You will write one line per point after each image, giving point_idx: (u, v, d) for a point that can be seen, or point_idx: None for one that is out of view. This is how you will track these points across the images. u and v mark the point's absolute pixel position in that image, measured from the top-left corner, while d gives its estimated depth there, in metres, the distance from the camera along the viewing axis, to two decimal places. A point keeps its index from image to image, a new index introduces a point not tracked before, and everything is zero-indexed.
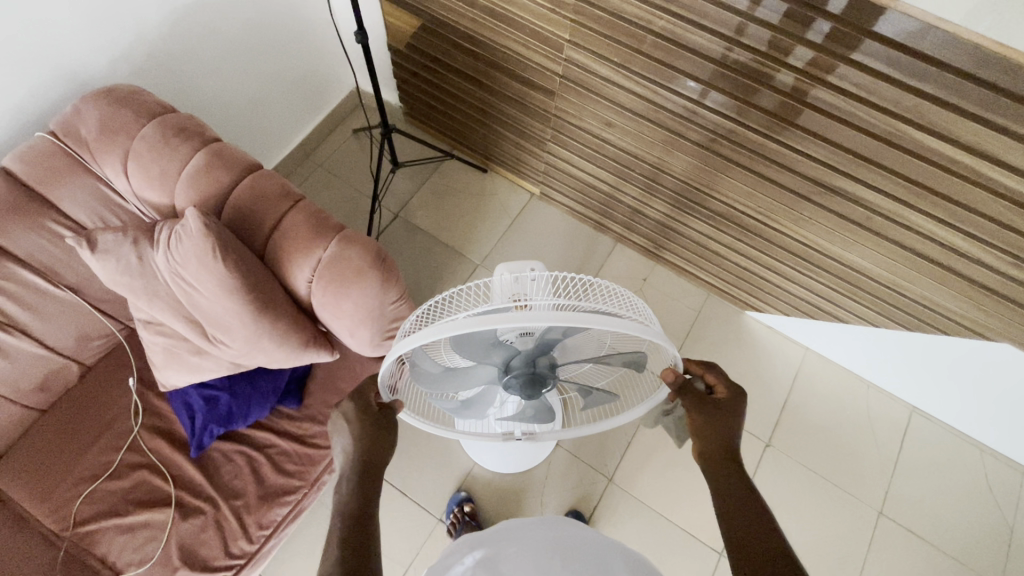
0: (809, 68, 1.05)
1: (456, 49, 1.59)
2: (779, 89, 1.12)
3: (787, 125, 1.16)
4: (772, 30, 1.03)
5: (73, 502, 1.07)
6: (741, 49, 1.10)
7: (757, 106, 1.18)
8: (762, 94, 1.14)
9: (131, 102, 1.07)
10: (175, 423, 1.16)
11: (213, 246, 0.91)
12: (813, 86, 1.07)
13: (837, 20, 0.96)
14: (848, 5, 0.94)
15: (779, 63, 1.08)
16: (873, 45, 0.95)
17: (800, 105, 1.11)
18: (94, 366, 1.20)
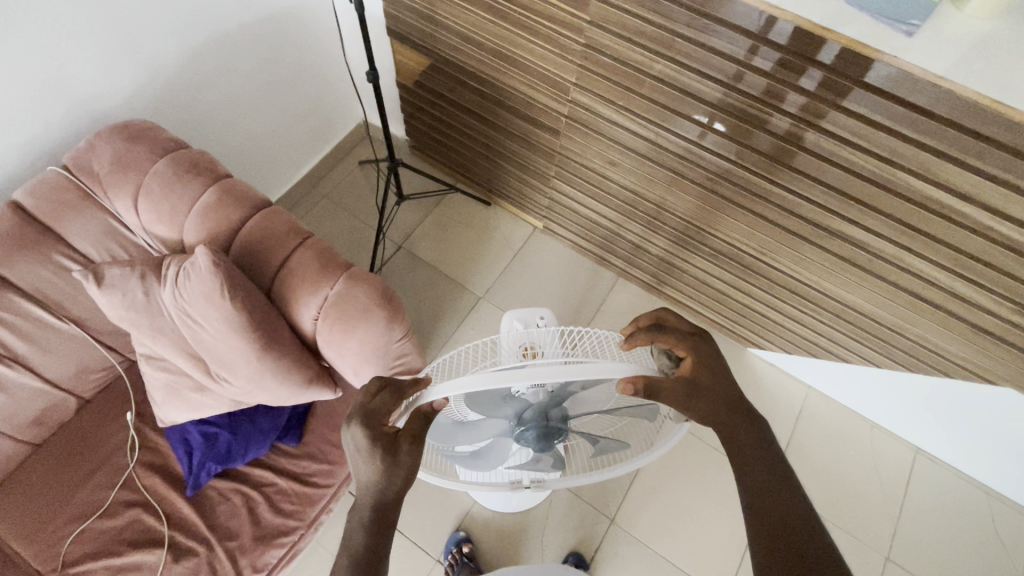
0: (803, 113, 1.08)
1: (462, 87, 1.63)
2: (778, 134, 1.14)
3: (786, 167, 1.18)
4: (768, 78, 1.06)
5: (62, 541, 1.04)
6: (739, 95, 1.13)
7: (754, 148, 1.20)
8: (759, 137, 1.16)
9: (145, 138, 1.09)
10: (171, 460, 1.14)
11: (221, 283, 0.92)
12: (808, 130, 1.09)
13: (830, 71, 0.99)
14: (839, 55, 0.96)
15: (774, 109, 1.11)
16: (867, 95, 0.98)
17: (796, 149, 1.14)
18: (91, 399, 1.18)
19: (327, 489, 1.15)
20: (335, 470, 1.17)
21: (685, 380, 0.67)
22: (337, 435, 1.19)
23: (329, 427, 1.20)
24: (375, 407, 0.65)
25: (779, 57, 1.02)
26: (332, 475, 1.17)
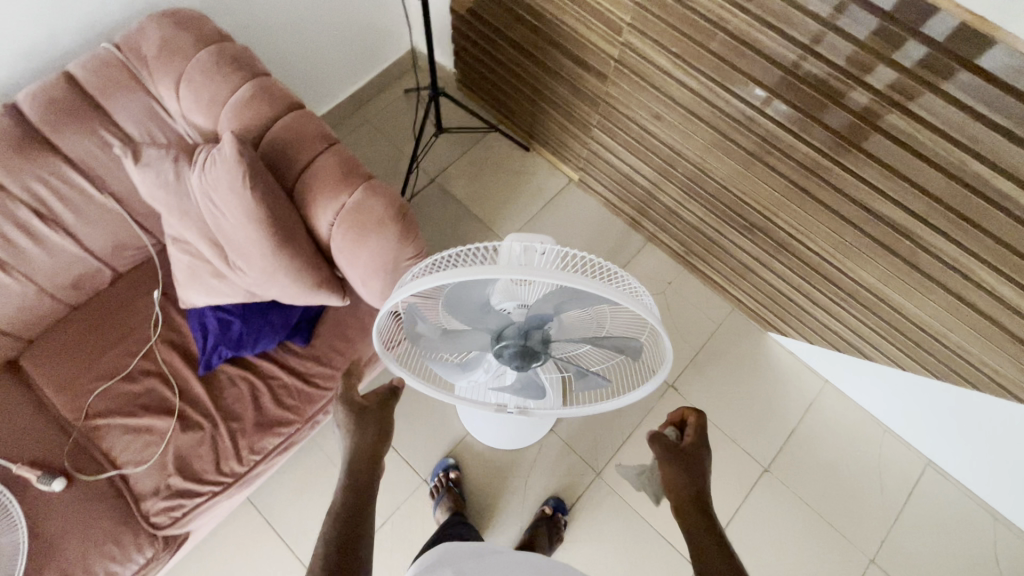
0: (889, 90, 0.98)
1: (517, 21, 1.57)
2: (852, 110, 1.05)
3: (853, 148, 1.10)
4: (856, 45, 0.98)
5: (87, 396, 1.15)
6: (816, 59, 1.04)
7: (822, 123, 1.12)
8: (831, 111, 1.08)
9: (194, 27, 1.11)
10: (189, 341, 1.22)
11: (244, 173, 0.94)
12: (887, 109, 1.00)
13: (934, 46, 0.90)
14: (954, 32, 0.88)
15: (854, 81, 1.02)
16: (964, 75, 0.89)
17: (868, 128, 1.05)
18: (124, 274, 1.26)
19: (327, 391, 1.21)
20: (335, 375, 1.22)
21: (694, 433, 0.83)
22: (342, 344, 1.24)
23: (336, 335, 1.24)
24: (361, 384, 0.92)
25: (877, 25, 0.94)
26: (333, 379, 1.22)
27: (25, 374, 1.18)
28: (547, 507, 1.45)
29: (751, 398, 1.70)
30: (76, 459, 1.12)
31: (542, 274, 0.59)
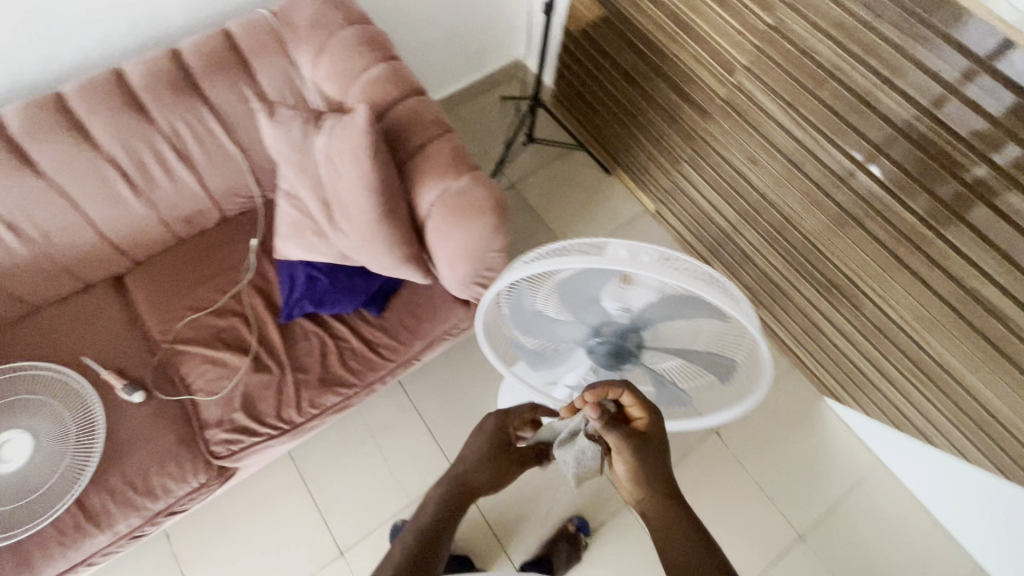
0: (1015, 170, 0.96)
1: (629, 47, 1.62)
2: (967, 182, 1.04)
3: (961, 223, 1.08)
4: (988, 119, 0.96)
5: (178, 324, 1.24)
6: (936, 128, 1.04)
7: (931, 192, 1.10)
8: (945, 183, 1.06)
9: (342, 7, 1.21)
10: (274, 290, 1.30)
11: (368, 143, 1.01)
12: (1009, 190, 0.98)
13: None
14: None
15: (977, 156, 1.00)
16: None
17: (981, 203, 1.03)
18: (229, 219, 1.35)
19: (390, 363, 1.26)
20: (399, 349, 1.27)
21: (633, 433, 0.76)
22: (411, 321, 1.29)
23: (407, 311, 1.29)
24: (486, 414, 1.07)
25: (1014, 101, 0.92)
26: (397, 353, 1.27)
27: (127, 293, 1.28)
28: (571, 524, 1.46)
29: (795, 461, 1.64)
30: (156, 378, 1.20)
31: (644, 269, 0.61)
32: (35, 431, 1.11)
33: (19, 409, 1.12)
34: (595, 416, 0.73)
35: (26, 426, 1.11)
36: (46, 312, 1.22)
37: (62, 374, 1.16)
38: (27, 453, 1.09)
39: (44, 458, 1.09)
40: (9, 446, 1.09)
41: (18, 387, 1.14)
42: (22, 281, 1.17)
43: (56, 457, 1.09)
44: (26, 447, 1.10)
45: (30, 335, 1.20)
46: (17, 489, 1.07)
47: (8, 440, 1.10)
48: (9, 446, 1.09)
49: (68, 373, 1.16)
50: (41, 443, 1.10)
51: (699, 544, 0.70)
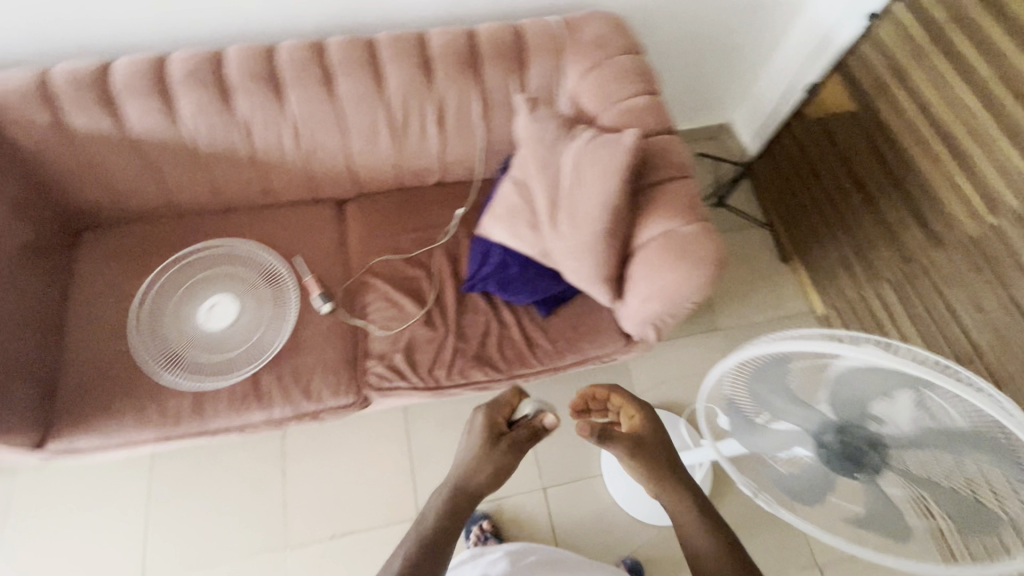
0: None
1: (869, 147, 1.48)
2: None
3: None
4: None
5: (376, 258, 1.37)
6: None
7: None
8: None
9: (624, 36, 1.28)
10: (461, 260, 1.38)
11: (625, 165, 1.06)
12: None
13: None
14: None
15: None
16: None
17: None
18: (445, 184, 1.47)
19: (539, 365, 1.28)
20: (552, 356, 1.29)
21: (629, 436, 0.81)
22: (572, 335, 1.31)
23: (570, 324, 1.32)
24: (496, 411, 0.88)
25: None
26: (550, 358, 1.29)
27: (343, 217, 1.42)
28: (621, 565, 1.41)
29: None
30: (343, 298, 1.33)
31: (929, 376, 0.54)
32: (240, 307, 1.26)
33: (234, 283, 1.28)
34: (585, 432, 0.80)
35: (234, 300, 1.26)
36: (280, 210, 1.39)
37: (275, 267, 1.31)
38: (229, 322, 1.24)
39: (242, 331, 1.24)
40: (216, 311, 1.24)
41: (239, 265, 1.30)
42: (278, 180, 1.33)
43: (251, 333, 1.24)
44: (230, 317, 1.24)
45: (261, 225, 1.37)
46: (215, 349, 1.22)
47: (216, 306, 1.25)
48: (216, 311, 1.24)
49: (279, 267, 1.31)
50: (242, 318, 1.25)
51: (716, 526, 0.72)
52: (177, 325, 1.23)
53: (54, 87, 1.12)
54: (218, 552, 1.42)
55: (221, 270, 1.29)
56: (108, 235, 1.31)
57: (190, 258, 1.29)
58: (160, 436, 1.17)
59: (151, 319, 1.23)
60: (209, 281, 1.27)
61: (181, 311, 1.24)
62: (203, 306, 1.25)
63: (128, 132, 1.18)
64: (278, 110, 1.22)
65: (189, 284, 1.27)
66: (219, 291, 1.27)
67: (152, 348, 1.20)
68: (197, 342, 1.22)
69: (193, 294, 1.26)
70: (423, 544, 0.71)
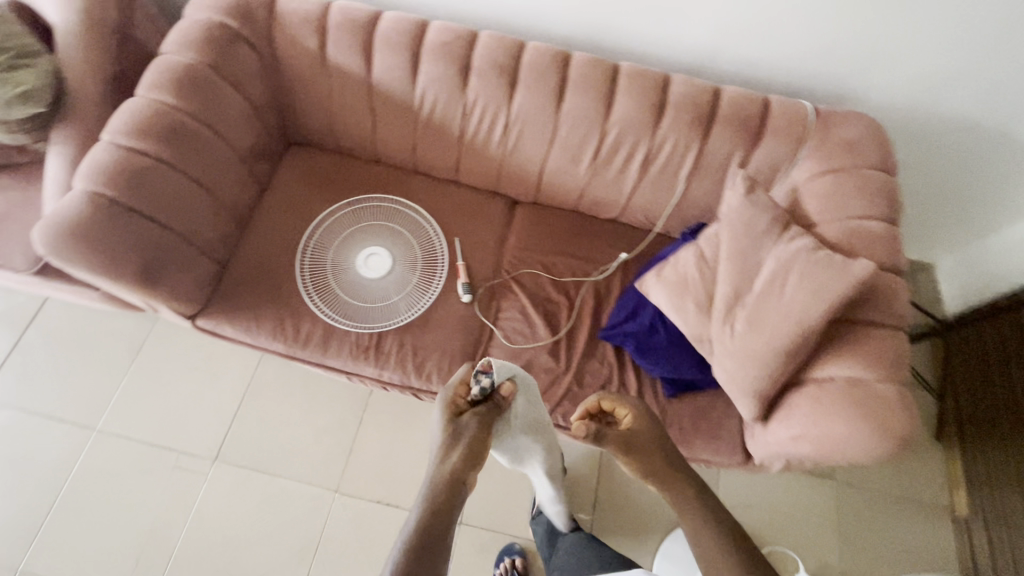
0: None
1: None
2: None
3: None
4: None
5: (527, 268, 1.36)
6: None
7: None
8: None
9: (881, 153, 1.15)
10: (606, 304, 1.33)
11: (843, 294, 0.95)
12: None
13: None
14: None
15: None
16: None
17: None
18: (619, 224, 1.42)
19: None
20: None
21: (618, 437, 0.89)
22: (688, 430, 1.20)
23: (691, 419, 1.21)
24: (456, 396, 0.95)
25: None
26: None
27: (511, 216, 1.44)
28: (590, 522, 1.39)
29: None
30: (484, 294, 1.33)
31: None
32: (394, 265, 1.31)
33: (397, 241, 1.34)
34: (581, 433, 0.92)
35: (392, 256, 1.32)
36: (459, 188, 1.43)
37: (437, 240, 1.36)
38: (380, 275, 1.30)
39: (387, 287, 1.29)
40: (372, 260, 1.31)
41: (407, 226, 1.36)
42: (472, 163, 1.36)
43: (394, 293, 1.29)
44: (382, 271, 1.30)
45: (438, 198, 1.41)
46: (359, 294, 1.28)
47: (375, 255, 1.31)
48: (372, 260, 1.31)
49: (440, 241, 1.36)
50: (392, 276, 1.30)
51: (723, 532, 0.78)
52: (337, 259, 1.30)
53: (329, 17, 1.21)
54: (280, 465, 1.51)
55: (391, 224, 1.35)
56: (311, 154, 1.42)
57: (370, 203, 1.37)
58: (286, 350, 1.26)
59: (319, 244, 1.32)
60: (377, 230, 1.34)
61: (345, 248, 1.32)
62: (364, 251, 1.31)
63: (369, 77, 1.25)
64: (504, 102, 1.24)
65: (360, 226, 1.34)
66: (382, 243, 1.33)
67: (310, 270, 1.29)
68: (347, 281, 1.29)
69: (360, 236, 1.33)
70: (416, 542, 0.77)
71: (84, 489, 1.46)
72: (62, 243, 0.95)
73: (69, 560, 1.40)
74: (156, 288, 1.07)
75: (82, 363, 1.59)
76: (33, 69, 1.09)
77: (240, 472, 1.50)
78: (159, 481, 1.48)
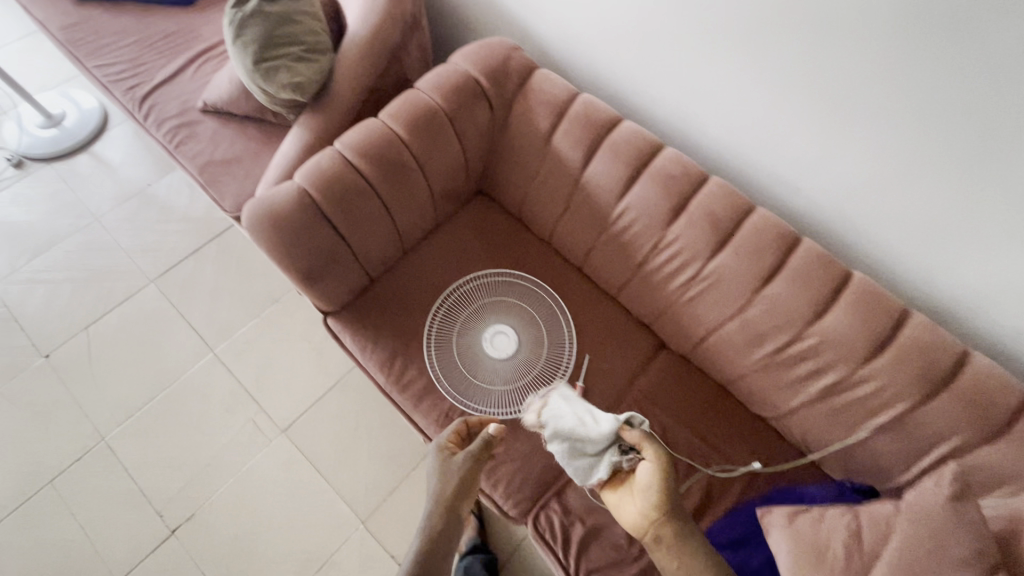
0: None
1: None
2: None
3: None
4: None
5: (644, 422, 1.22)
6: None
7: None
8: None
9: None
10: (714, 508, 1.14)
11: None
12: None
13: None
14: None
15: None
16: None
17: None
18: (763, 425, 1.24)
19: None
20: None
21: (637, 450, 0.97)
22: None
23: None
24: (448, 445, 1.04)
25: None
26: None
27: (653, 359, 1.31)
28: None
29: None
30: None
31: None
32: (514, 351, 1.27)
33: (528, 329, 1.29)
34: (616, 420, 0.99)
35: (517, 341, 1.27)
36: (614, 307, 1.35)
37: (566, 346, 1.28)
38: (497, 355, 1.26)
39: (498, 371, 1.24)
40: (497, 338, 1.28)
41: (545, 319, 1.31)
42: (639, 292, 1.27)
43: (502, 380, 1.24)
44: (501, 352, 1.26)
45: (587, 306, 1.34)
46: (470, 366, 1.26)
47: (501, 334, 1.28)
48: (497, 337, 1.28)
49: (569, 348, 1.28)
50: (507, 361, 1.26)
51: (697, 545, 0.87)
52: (467, 322, 1.30)
53: (571, 107, 1.21)
54: (330, 468, 1.54)
55: (530, 310, 1.32)
56: (492, 211, 1.44)
57: (522, 281, 1.35)
58: (385, 385, 1.27)
59: (459, 300, 1.31)
60: (515, 311, 1.31)
61: (479, 315, 1.31)
62: (494, 325, 1.29)
63: (580, 172, 1.23)
64: (704, 255, 1.13)
65: (502, 300, 1.32)
66: (514, 324, 1.30)
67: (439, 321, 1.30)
68: (466, 348, 1.27)
69: (497, 309, 1.31)
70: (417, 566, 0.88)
71: (180, 399, 1.61)
72: (259, 223, 1.05)
73: (138, 453, 1.54)
74: (310, 286, 1.15)
75: (232, 291, 1.78)
76: (315, 65, 1.23)
77: (296, 455, 1.56)
78: (234, 425, 1.59)
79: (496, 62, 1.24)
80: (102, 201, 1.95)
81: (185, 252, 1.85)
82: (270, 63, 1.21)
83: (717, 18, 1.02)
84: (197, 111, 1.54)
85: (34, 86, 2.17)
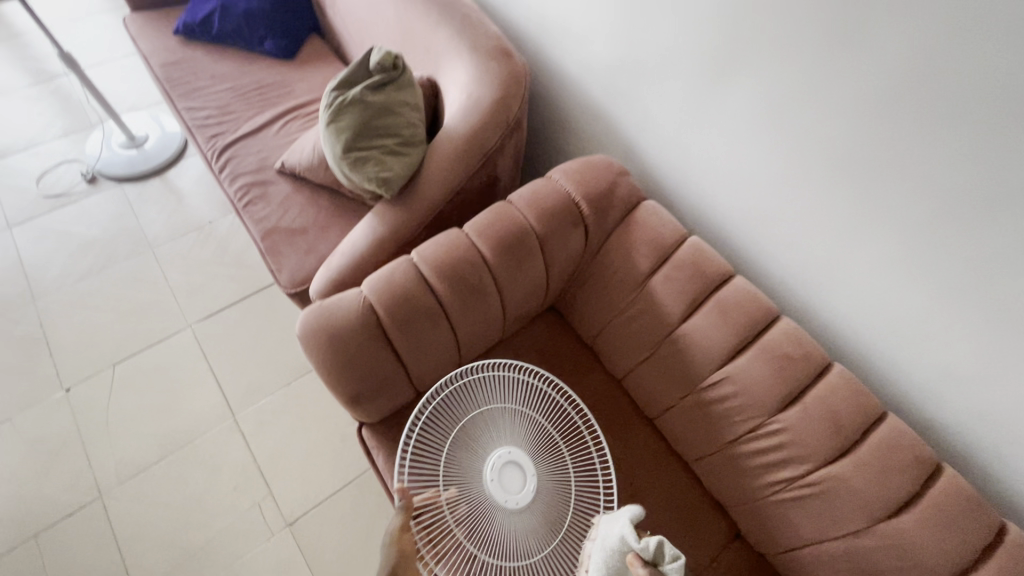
0: None
1: None
2: None
3: None
4: None
5: None
6: None
7: None
8: None
9: None
10: None
11: None
12: None
13: None
14: None
15: None
16: None
17: None
18: None
19: None
20: None
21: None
22: None
23: None
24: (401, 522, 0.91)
25: None
26: None
27: (723, 550, 1.10)
28: None
29: None
30: None
31: None
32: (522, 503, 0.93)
33: (549, 468, 0.98)
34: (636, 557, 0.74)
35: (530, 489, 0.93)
36: (685, 475, 1.16)
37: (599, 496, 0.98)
38: (500, 502, 0.92)
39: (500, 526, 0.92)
40: (507, 472, 0.94)
41: (578, 458, 1.01)
42: (720, 472, 1.08)
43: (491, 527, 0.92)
44: (504, 496, 0.92)
45: (656, 470, 1.16)
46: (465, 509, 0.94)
47: (512, 472, 0.94)
48: (508, 472, 0.94)
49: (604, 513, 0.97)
50: (517, 516, 0.93)
51: None
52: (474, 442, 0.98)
53: (678, 252, 1.08)
54: None
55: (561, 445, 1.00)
56: (563, 335, 1.30)
57: (553, 398, 1.05)
58: None
59: (464, 397, 1.03)
60: (539, 439, 1.00)
61: (487, 428, 0.99)
62: (506, 454, 0.95)
63: (675, 324, 1.08)
64: (814, 457, 0.95)
65: (524, 418, 1.01)
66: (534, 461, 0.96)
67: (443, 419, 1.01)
68: (460, 466, 0.96)
69: (515, 430, 0.99)
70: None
71: (187, 465, 1.49)
72: (314, 335, 0.95)
73: (131, 521, 1.42)
74: (355, 406, 1.02)
75: (267, 351, 1.68)
76: (405, 159, 1.14)
77: (295, 558, 1.39)
78: (237, 506, 1.45)
79: (601, 187, 1.12)
80: (160, 231, 1.91)
81: (228, 300, 1.77)
82: (359, 153, 1.14)
83: (875, 200, 0.89)
84: (274, 170, 1.49)
85: (126, 104, 2.20)
